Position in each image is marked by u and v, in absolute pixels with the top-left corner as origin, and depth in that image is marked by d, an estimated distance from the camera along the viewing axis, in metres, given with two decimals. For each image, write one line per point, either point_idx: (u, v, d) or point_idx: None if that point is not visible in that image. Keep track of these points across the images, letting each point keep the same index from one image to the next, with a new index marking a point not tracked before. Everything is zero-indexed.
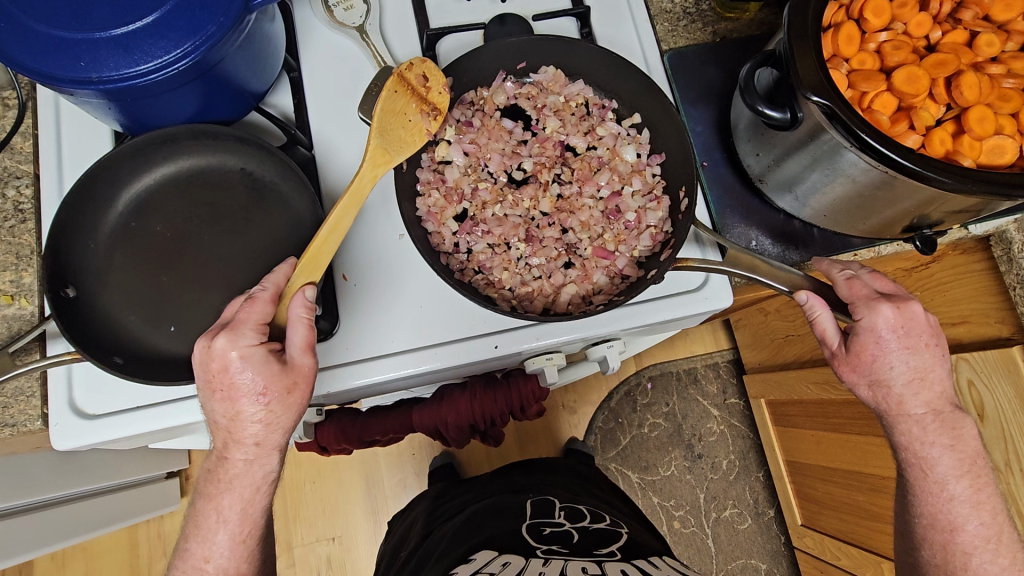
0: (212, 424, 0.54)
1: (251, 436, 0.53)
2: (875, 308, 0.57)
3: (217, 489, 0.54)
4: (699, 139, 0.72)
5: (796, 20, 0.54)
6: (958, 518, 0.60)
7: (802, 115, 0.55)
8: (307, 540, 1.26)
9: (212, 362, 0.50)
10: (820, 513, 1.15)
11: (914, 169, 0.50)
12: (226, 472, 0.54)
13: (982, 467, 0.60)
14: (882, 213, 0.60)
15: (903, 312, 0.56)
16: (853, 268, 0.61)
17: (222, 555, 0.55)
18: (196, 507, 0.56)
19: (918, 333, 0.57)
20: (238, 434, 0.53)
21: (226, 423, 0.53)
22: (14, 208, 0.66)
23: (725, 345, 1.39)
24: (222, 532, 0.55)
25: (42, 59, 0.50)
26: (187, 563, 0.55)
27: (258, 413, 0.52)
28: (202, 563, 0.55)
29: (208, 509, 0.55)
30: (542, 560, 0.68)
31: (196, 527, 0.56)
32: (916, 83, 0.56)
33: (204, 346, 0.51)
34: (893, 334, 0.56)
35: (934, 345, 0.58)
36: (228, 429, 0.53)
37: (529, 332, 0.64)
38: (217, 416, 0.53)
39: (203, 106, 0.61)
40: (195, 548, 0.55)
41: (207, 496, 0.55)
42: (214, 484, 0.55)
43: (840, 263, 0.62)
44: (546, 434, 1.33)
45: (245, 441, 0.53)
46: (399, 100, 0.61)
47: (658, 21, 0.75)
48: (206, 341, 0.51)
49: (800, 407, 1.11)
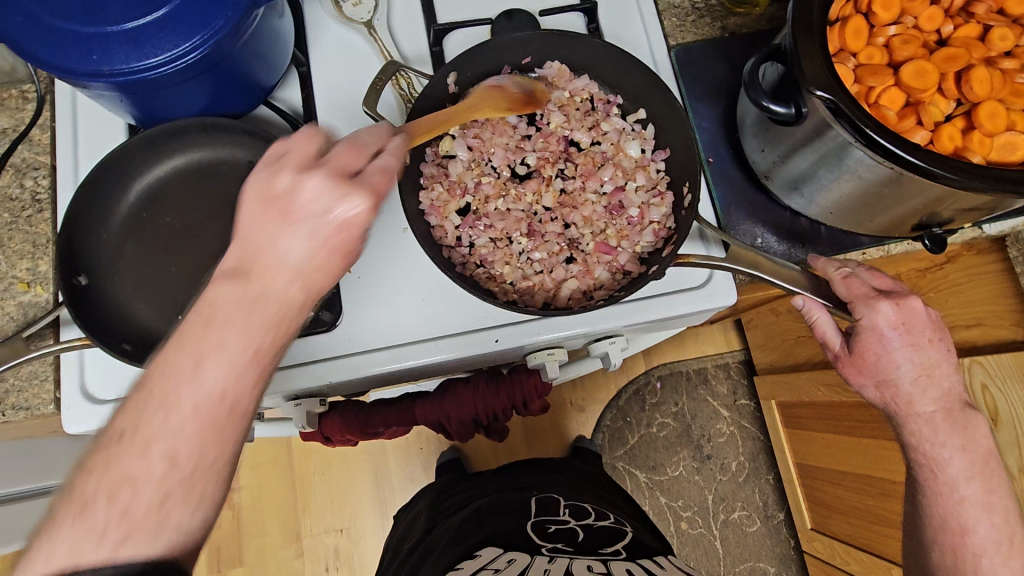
0: (260, 250, 0.38)
1: (312, 294, 0.40)
2: (874, 307, 0.56)
3: (256, 311, 0.37)
4: (705, 136, 0.72)
5: (801, 14, 0.53)
6: (969, 521, 0.58)
7: (807, 110, 0.54)
8: (316, 531, 1.27)
9: (339, 213, 0.39)
10: (831, 517, 1.13)
11: (920, 166, 0.49)
12: (270, 314, 0.38)
13: (993, 468, 0.59)
14: (892, 210, 0.59)
15: (903, 309, 0.57)
16: (850, 265, 0.60)
17: (240, 387, 0.37)
18: (212, 314, 0.37)
19: (920, 330, 0.57)
20: (300, 286, 0.39)
21: (294, 263, 0.38)
22: (31, 198, 0.68)
23: (737, 346, 1.37)
24: (204, 387, 0.36)
25: (56, 53, 0.52)
26: (129, 424, 0.36)
27: (331, 275, 0.41)
28: (161, 428, 0.36)
29: (206, 352, 0.36)
30: (548, 558, 0.68)
31: (160, 371, 0.36)
32: (924, 78, 0.54)
33: (336, 186, 0.40)
34: (894, 332, 0.57)
35: (938, 342, 0.58)
36: (291, 268, 0.38)
37: (530, 328, 0.65)
38: (288, 252, 0.38)
39: (213, 99, 0.62)
40: (201, 369, 0.36)
41: (221, 338, 0.37)
42: (253, 304, 0.37)
43: (836, 261, 0.60)
44: (554, 432, 1.33)
45: (304, 295, 0.39)
46: (494, 97, 0.63)
47: (665, 17, 0.75)
48: (337, 180, 0.40)
49: (810, 410, 1.10)
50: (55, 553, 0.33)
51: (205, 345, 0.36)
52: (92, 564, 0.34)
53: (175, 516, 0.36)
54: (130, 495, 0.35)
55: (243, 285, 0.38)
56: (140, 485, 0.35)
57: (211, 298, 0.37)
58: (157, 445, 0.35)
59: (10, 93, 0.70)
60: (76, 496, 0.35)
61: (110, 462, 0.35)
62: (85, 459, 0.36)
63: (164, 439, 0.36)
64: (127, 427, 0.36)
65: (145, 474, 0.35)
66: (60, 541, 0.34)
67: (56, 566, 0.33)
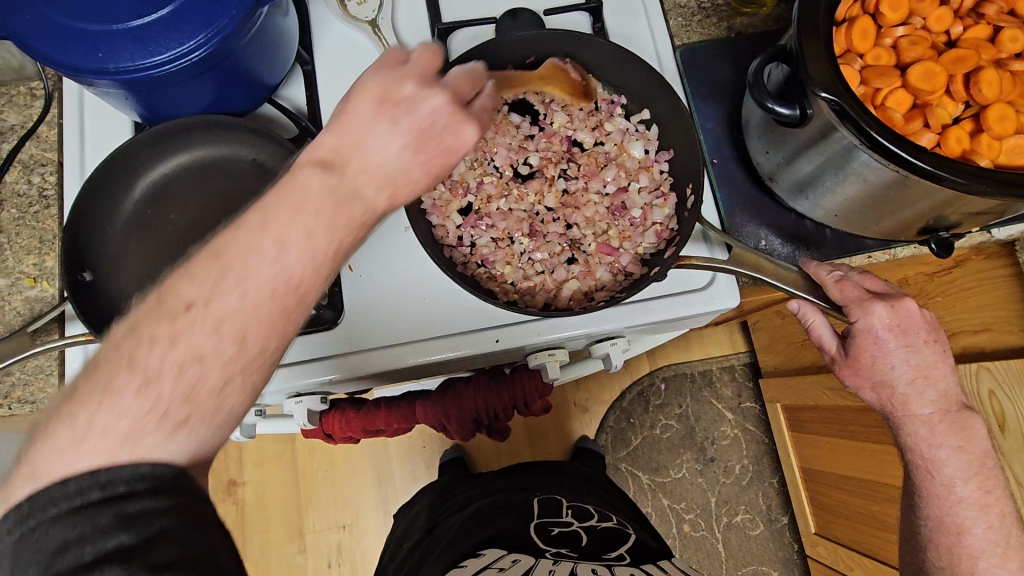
0: (363, 142, 0.42)
1: (396, 198, 0.44)
2: (868, 309, 0.55)
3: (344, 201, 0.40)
4: (710, 137, 0.71)
5: (807, 14, 0.52)
6: (965, 522, 0.61)
7: (811, 112, 0.54)
8: (319, 527, 1.28)
9: (449, 136, 0.44)
10: (835, 522, 1.12)
11: (926, 170, 0.48)
12: (356, 215, 0.41)
13: (988, 469, 0.61)
14: (898, 214, 0.58)
15: (897, 311, 0.56)
16: (841, 269, 0.59)
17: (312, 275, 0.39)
18: (303, 196, 0.39)
19: (914, 331, 0.56)
20: (391, 188, 0.43)
21: (391, 168, 0.42)
22: (39, 193, 0.68)
23: (742, 348, 1.36)
24: (282, 278, 0.38)
25: (62, 51, 0.52)
26: (200, 300, 0.36)
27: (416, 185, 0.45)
28: (235, 311, 0.37)
29: (291, 240, 0.38)
30: (552, 559, 0.67)
31: (239, 249, 0.37)
32: (932, 80, 0.54)
33: (456, 115, 0.44)
34: (888, 333, 0.56)
35: (932, 342, 0.58)
36: (387, 171, 0.42)
37: (531, 328, 0.65)
38: (391, 155, 0.42)
39: (217, 97, 0.63)
40: (282, 255, 0.38)
41: (307, 228, 0.39)
42: (341, 194, 0.40)
43: (828, 266, 0.59)
44: (557, 433, 1.33)
45: (390, 197, 0.43)
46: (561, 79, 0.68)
47: (671, 16, 0.74)
48: (457, 110, 0.45)
49: (815, 414, 1.09)
50: (111, 429, 0.34)
51: (290, 234, 0.38)
52: (146, 447, 0.35)
53: (230, 400, 0.38)
54: (193, 378, 0.36)
55: (341, 175, 0.41)
56: (205, 368, 0.36)
57: (301, 181, 0.40)
58: (228, 328, 0.36)
59: (19, 90, 0.71)
60: (137, 367, 0.35)
61: (175, 337, 0.36)
62: (142, 328, 0.36)
63: (235, 323, 0.37)
64: (198, 302, 0.36)
65: (212, 356, 0.36)
66: (117, 414, 0.34)
67: (112, 441, 0.34)
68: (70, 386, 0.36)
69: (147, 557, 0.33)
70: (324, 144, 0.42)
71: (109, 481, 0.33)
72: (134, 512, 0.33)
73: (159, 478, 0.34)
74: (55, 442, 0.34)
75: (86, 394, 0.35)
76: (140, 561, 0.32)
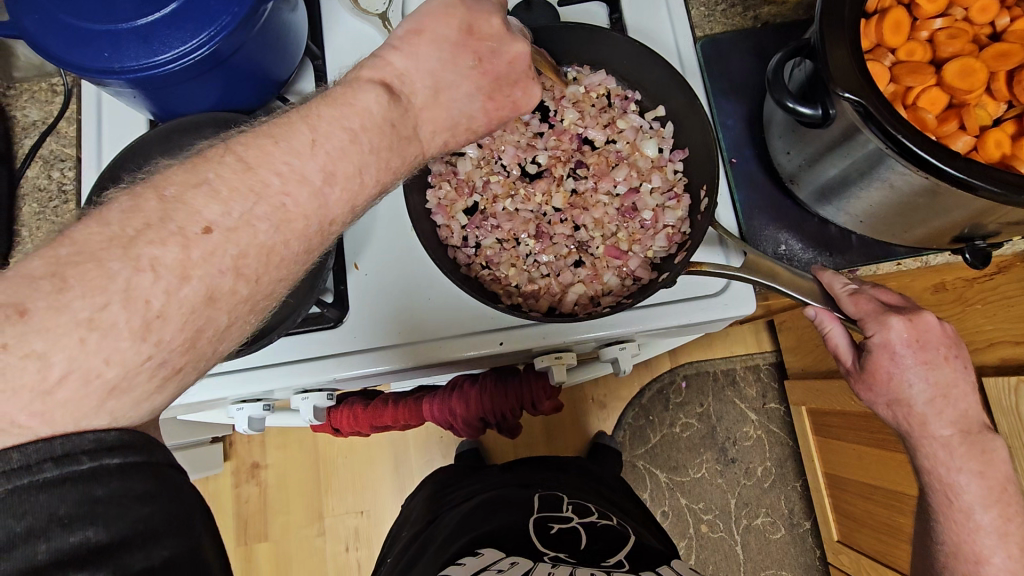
0: (433, 77, 0.47)
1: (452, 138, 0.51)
2: (885, 324, 0.53)
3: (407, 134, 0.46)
4: (729, 135, 0.68)
5: (831, 6, 0.48)
6: (984, 550, 0.57)
7: (834, 112, 0.50)
8: (338, 511, 1.31)
9: (519, 88, 0.52)
10: (858, 532, 1.08)
11: (958, 178, 0.44)
12: (408, 154, 0.46)
13: (1011, 496, 0.58)
14: (929, 222, 0.54)
15: (916, 325, 0.53)
16: (855, 282, 0.56)
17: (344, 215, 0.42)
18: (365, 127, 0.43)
19: (935, 347, 0.54)
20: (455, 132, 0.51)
21: (457, 114, 0.50)
22: (58, 189, 0.70)
23: (768, 347, 1.32)
24: (313, 219, 0.40)
25: (71, 51, 0.52)
26: (222, 227, 0.36)
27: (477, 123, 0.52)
28: (256, 250, 0.38)
29: (335, 176, 0.40)
30: (551, 564, 0.65)
31: (276, 170, 0.38)
32: (970, 78, 0.50)
33: (530, 72, 0.52)
34: (908, 349, 0.53)
35: (954, 359, 0.55)
36: (454, 116, 0.50)
37: (535, 332, 0.63)
38: (461, 95, 0.49)
39: (225, 95, 0.62)
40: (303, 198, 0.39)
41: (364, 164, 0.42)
42: (404, 133, 0.45)
43: (843, 276, 0.56)
44: (574, 428, 1.31)
45: (447, 133, 0.50)
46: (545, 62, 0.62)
47: (693, 5, 0.70)
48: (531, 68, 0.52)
49: (841, 419, 1.05)
50: (98, 376, 0.33)
51: (335, 169, 0.40)
52: (129, 399, 0.34)
53: (224, 344, 0.39)
54: (197, 323, 0.36)
55: (403, 106, 0.46)
56: (210, 313, 0.37)
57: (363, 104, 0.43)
58: (244, 271, 0.37)
59: (40, 86, 0.73)
60: (137, 301, 0.34)
61: (185, 268, 0.35)
62: (143, 250, 0.34)
63: (253, 264, 0.38)
64: (219, 229, 0.36)
65: (222, 301, 0.37)
66: (106, 358, 0.33)
67: (97, 391, 0.33)
68: (24, 303, 0.32)
69: (118, 558, 0.32)
70: (393, 64, 0.46)
71: (65, 455, 0.31)
72: (101, 499, 0.31)
73: (133, 445, 0.34)
74: (21, 381, 0.31)
75: (57, 325, 0.32)
76: (112, 560, 0.31)
